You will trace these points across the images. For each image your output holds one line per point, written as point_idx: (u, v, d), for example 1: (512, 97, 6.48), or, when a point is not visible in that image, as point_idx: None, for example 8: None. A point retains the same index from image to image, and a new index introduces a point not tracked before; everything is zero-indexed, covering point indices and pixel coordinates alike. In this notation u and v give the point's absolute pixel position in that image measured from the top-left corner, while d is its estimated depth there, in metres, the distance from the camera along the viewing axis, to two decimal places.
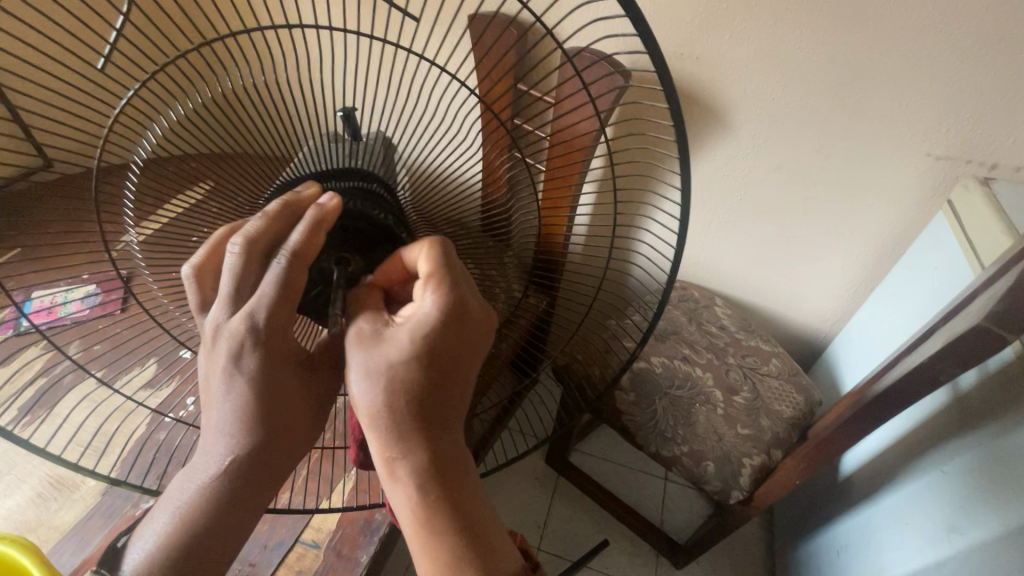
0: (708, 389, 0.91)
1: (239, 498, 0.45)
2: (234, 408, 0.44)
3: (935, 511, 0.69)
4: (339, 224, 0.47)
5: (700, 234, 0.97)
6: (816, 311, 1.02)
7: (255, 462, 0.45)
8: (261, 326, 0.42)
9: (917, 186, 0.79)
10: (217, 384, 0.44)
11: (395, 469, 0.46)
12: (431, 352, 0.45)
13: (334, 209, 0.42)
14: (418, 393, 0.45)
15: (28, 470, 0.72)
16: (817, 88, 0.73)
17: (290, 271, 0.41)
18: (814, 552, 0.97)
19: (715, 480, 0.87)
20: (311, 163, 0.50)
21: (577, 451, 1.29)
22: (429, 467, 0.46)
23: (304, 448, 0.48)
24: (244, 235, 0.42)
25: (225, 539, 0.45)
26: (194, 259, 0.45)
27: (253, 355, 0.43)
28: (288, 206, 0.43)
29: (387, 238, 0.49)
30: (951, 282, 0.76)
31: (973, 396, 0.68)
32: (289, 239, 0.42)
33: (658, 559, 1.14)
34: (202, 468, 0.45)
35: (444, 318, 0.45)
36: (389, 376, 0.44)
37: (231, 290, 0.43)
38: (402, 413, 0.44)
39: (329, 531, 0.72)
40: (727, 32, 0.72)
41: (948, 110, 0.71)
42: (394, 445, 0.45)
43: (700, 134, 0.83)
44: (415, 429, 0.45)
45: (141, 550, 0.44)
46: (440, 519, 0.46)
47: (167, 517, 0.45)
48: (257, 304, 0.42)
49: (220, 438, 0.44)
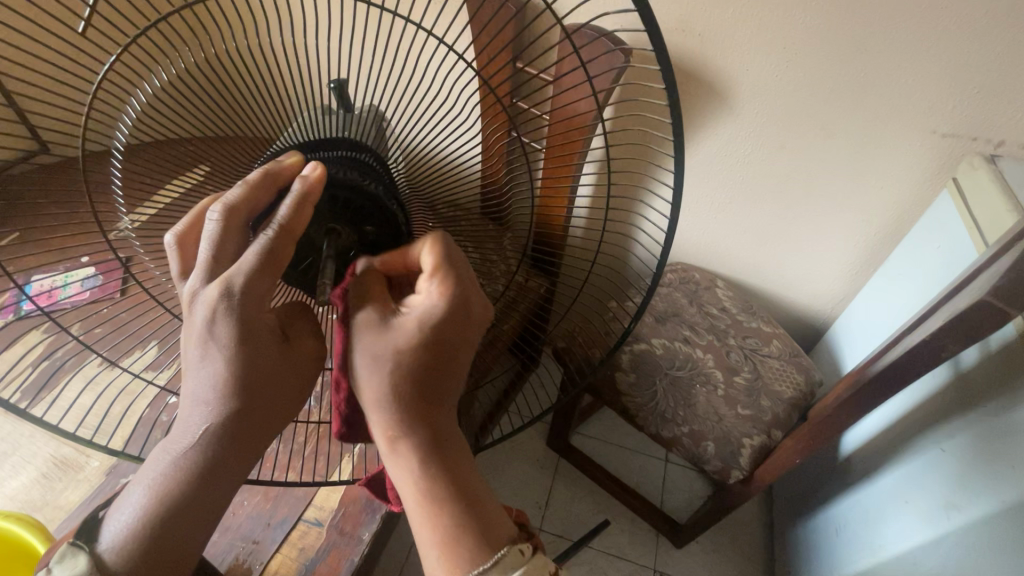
0: (709, 369, 0.91)
1: (218, 471, 0.45)
2: (209, 379, 0.43)
3: (935, 488, 0.70)
4: (329, 194, 0.46)
5: (703, 214, 0.96)
6: (817, 292, 1.02)
7: (230, 433, 0.44)
8: (237, 292, 0.41)
9: (923, 163, 0.78)
10: (192, 352, 0.43)
11: (396, 447, 0.47)
12: (435, 341, 0.45)
13: (318, 179, 0.41)
14: (420, 377, 0.46)
15: (32, 451, 0.73)
16: (818, 65, 0.72)
17: (278, 242, 0.41)
18: (813, 532, 0.98)
19: (715, 460, 0.88)
20: (300, 136, 0.49)
21: (577, 434, 1.30)
22: (430, 443, 0.47)
23: (282, 420, 0.47)
24: (222, 203, 0.41)
25: (204, 511, 0.45)
26: (178, 227, 0.45)
27: (226, 323, 0.41)
28: (268, 173, 0.42)
29: (380, 209, 0.48)
30: (955, 260, 0.75)
31: (973, 374, 0.68)
32: (277, 213, 0.41)
33: (657, 539, 1.15)
34: (181, 437, 0.45)
35: (450, 310, 0.45)
36: (395, 361, 0.45)
37: (208, 256, 0.42)
38: (405, 396, 0.45)
39: (331, 509, 0.73)
40: (730, 6, 0.70)
41: (957, 85, 0.69)
42: (397, 424, 0.46)
43: (702, 112, 0.81)
44: (415, 410, 0.46)
45: (123, 520, 0.45)
46: (443, 494, 0.47)
47: (144, 491, 0.45)
48: (235, 270, 0.41)
49: (196, 408, 0.44)
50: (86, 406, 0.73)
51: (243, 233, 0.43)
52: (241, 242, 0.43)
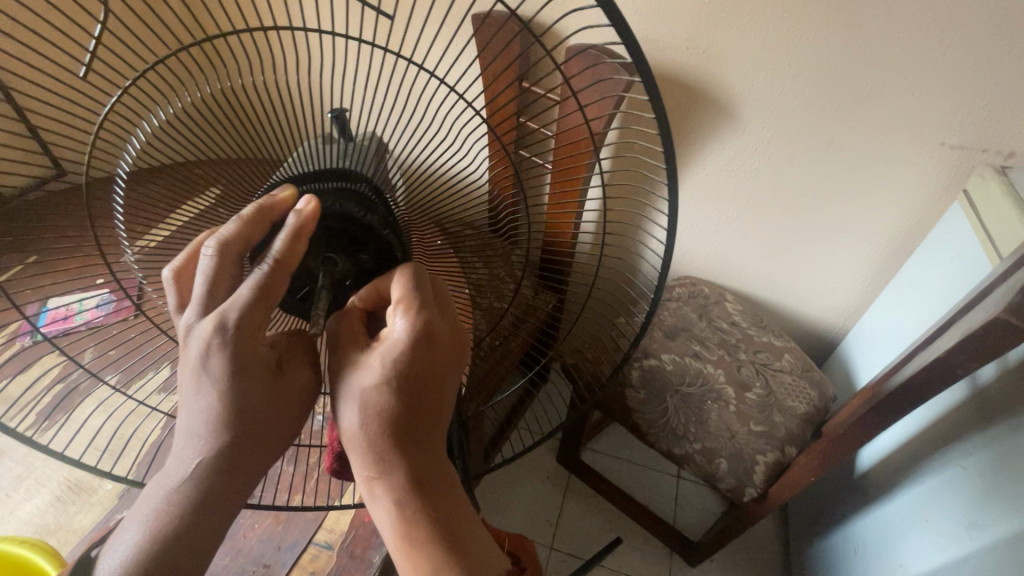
0: (720, 386, 0.90)
1: (211, 505, 0.43)
2: (204, 410, 0.43)
3: (957, 508, 0.68)
4: (324, 224, 0.47)
5: (710, 229, 0.96)
6: (829, 306, 1.01)
7: (225, 466, 0.43)
8: (231, 327, 0.41)
9: (933, 176, 0.77)
10: (187, 384, 0.43)
11: (375, 486, 0.45)
12: (405, 376, 0.43)
13: (312, 213, 0.43)
14: (394, 415, 0.43)
15: (46, 474, 0.74)
16: (822, 82, 0.72)
17: (271, 276, 0.41)
18: (831, 551, 0.96)
19: (728, 478, 0.87)
20: (301, 165, 0.50)
21: (588, 449, 1.29)
22: (410, 482, 0.45)
23: (275, 453, 0.46)
24: (217, 238, 0.42)
25: (196, 549, 0.43)
26: (175, 262, 0.46)
27: (220, 355, 0.41)
28: (263, 209, 0.43)
29: (374, 238, 0.48)
30: (969, 273, 0.74)
31: (991, 390, 0.67)
32: (272, 247, 0.42)
33: (672, 557, 1.14)
34: (174, 471, 0.44)
35: (417, 342, 0.43)
36: (364, 400, 0.43)
37: (203, 291, 0.43)
38: (378, 434, 0.43)
39: (342, 531, 0.73)
40: (732, 25, 0.71)
41: (964, 99, 0.69)
42: (373, 464, 0.44)
43: (708, 129, 0.82)
44: (391, 449, 0.44)
45: (111, 562, 0.42)
46: (425, 531, 0.45)
47: (136, 528, 0.43)
48: (229, 305, 0.41)
49: (190, 440, 0.43)
50: (99, 429, 0.74)
51: (238, 267, 0.44)
52: (236, 276, 0.44)
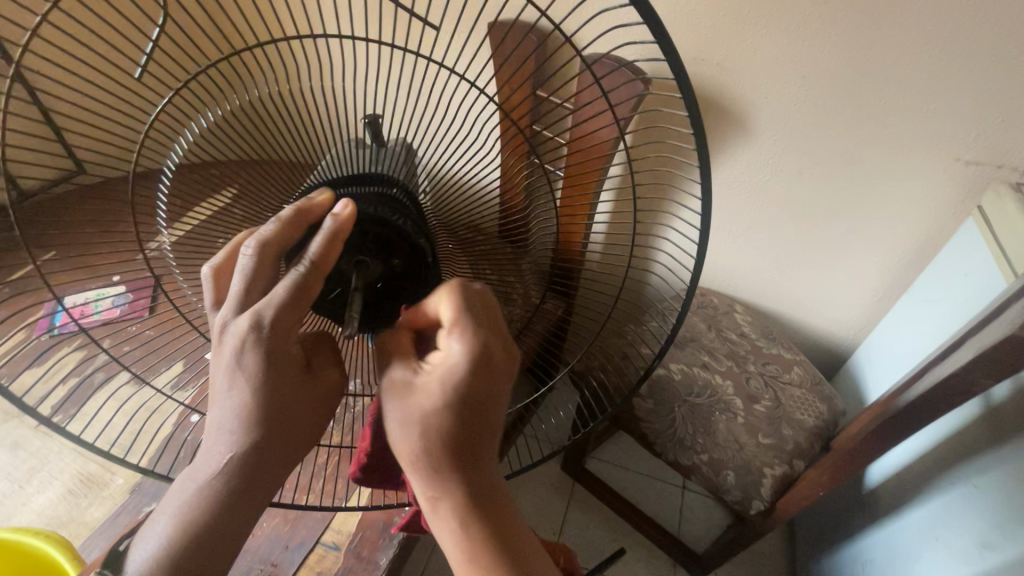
0: (729, 397, 0.90)
1: (238, 500, 0.44)
2: (235, 407, 0.43)
3: (968, 527, 0.67)
4: (359, 228, 0.48)
5: (720, 239, 0.96)
6: (838, 320, 1.01)
7: (254, 464, 0.44)
8: (267, 325, 0.42)
9: (944, 191, 0.77)
10: (220, 381, 0.43)
11: (436, 506, 0.46)
12: (463, 398, 0.44)
13: (348, 217, 0.43)
14: (451, 434, 0.44)
15: (59, 467, 0.75)
16: (836, 94, 0.73)
17: (306, 277, 0.42)
18: (838, 567, 0.95)
19: (736, 490, 0.86)
20: (334, 169, 0.51)
21: (593, 458, 1.28)
22: (468, 499, 0.45)
23: (303, 450, 0.47)
24: (257, 238, 0.43)
25: (224, 543, 0.44)
26: (214, 259, 0.46)
27: (253, 353, 0.42)
28: (301, 211, 0.44)
29: (401, 241, 0.49)
30: (984, 289, 0.73)
31: (1006, 408, 0.66)
32: (309, 249, 0.42)
33: (675, 569, 1.13)
34: (204, 465, 0.44)
35: (474, 363, 0.44)
36: (423, 422, 0.44)
37: (239, 290, 0.43)
38: (439, 452, 0.44)
39: (349, 532, 0.73)
40: (748, 37, 0.71)
41: (980, 113, 0.69)
42: (434, 482, 0.45)
43: (721, 139, 0.82)
44: (450, 467, 0.45)
45: (145, 551, 0.44)
46: (488, 545, 0.45)
47: (168, 519, 0.44)
48: (264, 304, 0.42)
49: (220, 435, 0.44)
50: (113, 423, 0.75)
51: (276, 267, 0.44)
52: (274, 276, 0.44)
